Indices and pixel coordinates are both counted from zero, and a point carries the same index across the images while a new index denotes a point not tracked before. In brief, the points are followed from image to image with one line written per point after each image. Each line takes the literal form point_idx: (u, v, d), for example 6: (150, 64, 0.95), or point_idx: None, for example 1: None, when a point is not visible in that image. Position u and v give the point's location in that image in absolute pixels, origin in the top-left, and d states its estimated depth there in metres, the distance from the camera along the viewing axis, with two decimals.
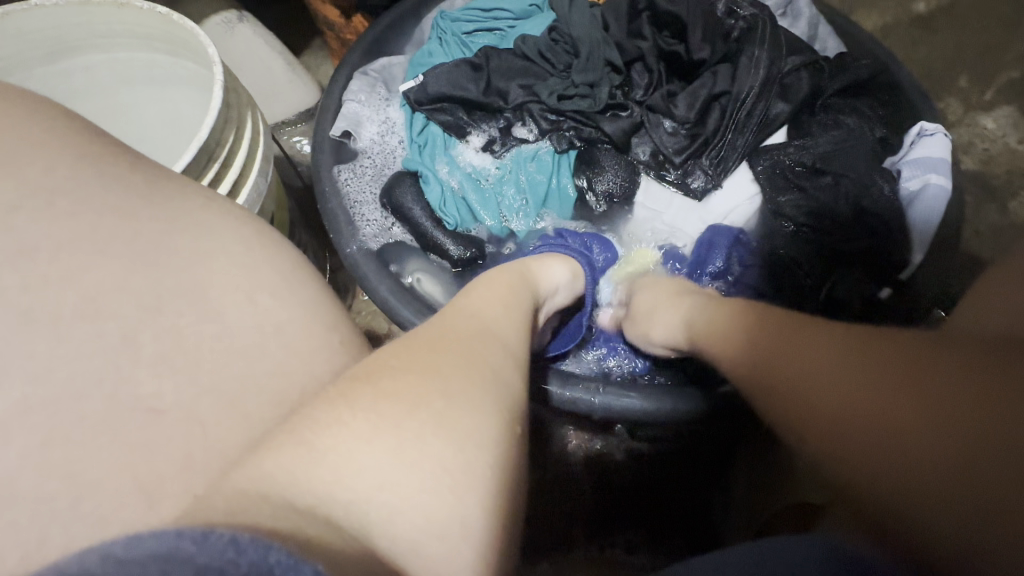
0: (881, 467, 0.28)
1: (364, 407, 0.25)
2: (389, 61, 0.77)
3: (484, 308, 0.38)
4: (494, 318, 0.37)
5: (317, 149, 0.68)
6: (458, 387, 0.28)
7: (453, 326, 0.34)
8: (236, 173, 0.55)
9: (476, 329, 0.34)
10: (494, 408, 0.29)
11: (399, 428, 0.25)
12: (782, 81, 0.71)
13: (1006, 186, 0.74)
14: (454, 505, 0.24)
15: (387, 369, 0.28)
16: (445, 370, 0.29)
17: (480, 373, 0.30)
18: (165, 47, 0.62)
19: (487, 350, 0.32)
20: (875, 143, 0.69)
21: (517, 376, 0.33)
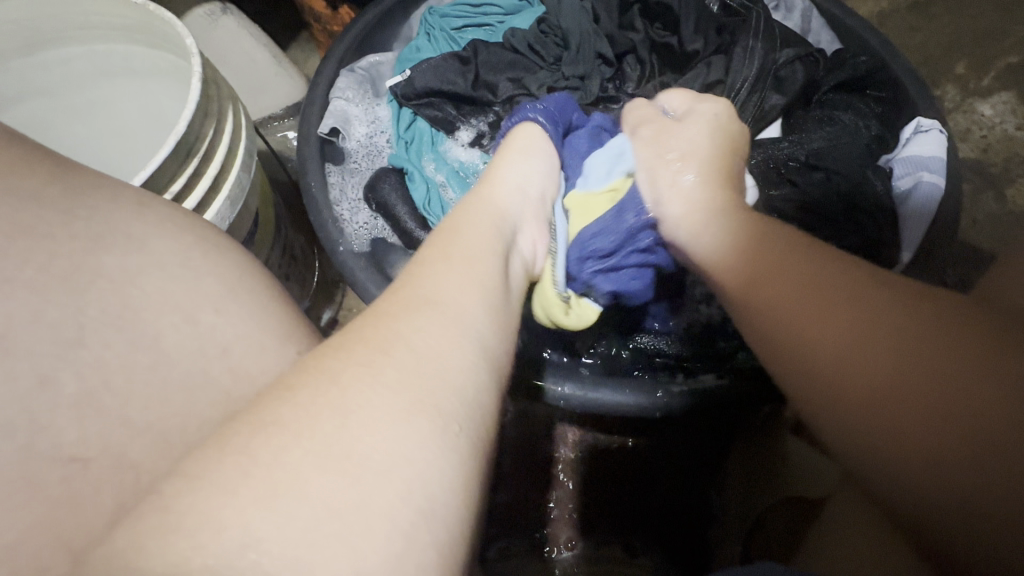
0: (900, 431, 0.30)
1: (282, 431, 0.24)
2: (375, 59, 0.76)
3: (427, 279, 0.33)
4: (441, 287, 0.33)
5: (301, 142, 0.66)
6: (356, 402, 0.25)
7: (381, 314, 0.30)
8: (217, 169, 0.54)
9: (410, 311, 0.30)
10: (422, 413, 0.26)
11: (290, 473, 0.22)
12: (777, 74, 0.70)
13: (1003, 175, 0.73)
14: (370, 527, 0.22)
15: (291, 393, 0.26)
16: (350, 377, 0.26)
17: (393, 368, 0.27)
18: (144, 39, 0.61)
19: (408, 330, 0.29)
20: (870, 140, 0.68)
21: (466, 360, 0.29)
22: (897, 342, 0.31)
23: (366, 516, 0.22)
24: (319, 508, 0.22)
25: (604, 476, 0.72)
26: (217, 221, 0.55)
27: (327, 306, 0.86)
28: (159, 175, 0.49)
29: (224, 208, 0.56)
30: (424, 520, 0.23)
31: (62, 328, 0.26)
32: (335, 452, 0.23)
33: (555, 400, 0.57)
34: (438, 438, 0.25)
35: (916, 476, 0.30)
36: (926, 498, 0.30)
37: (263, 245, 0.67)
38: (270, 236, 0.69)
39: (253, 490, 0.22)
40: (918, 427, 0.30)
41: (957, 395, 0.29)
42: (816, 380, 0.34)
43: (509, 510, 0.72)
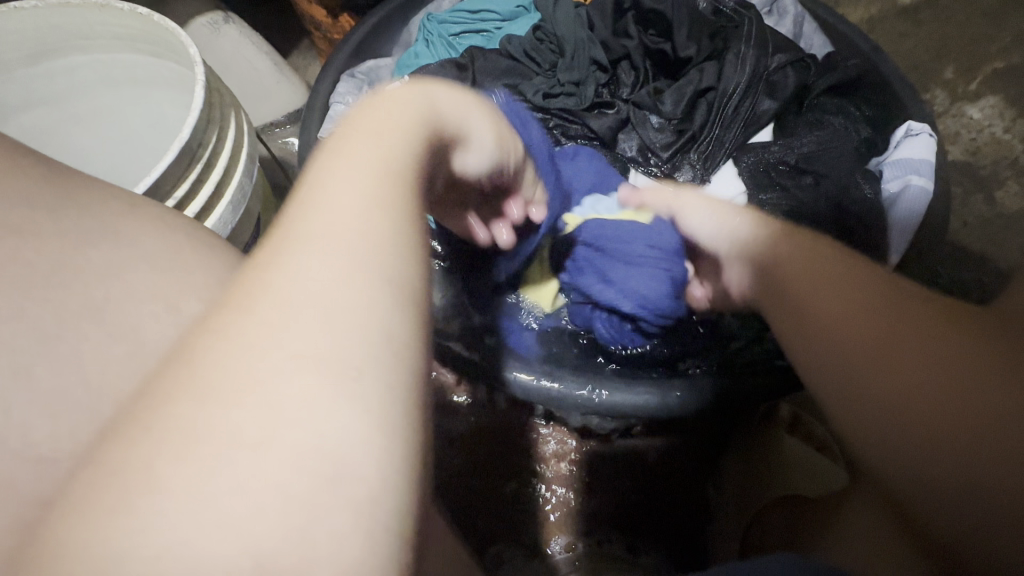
0: (913, 428, 0.29)
1: (175, 438, 0.18)
2: (375, 64, 0.78)
3: (322, 196, 0.24)
4: (335, 200, 0.24)
5: (302, 148, 0.68)
6: (240, 377, 0.19)
7: (265, 260, 0.23)
8: (219, 175, 0.55)
9: (306, 239, 0.23)
10: (332, 373, 0.20)
11: (197, 479, 0.18)
12: (769, 79, 0.71)
13: (991, 178, 0.74)
14: (314, 505, 0.18)
15: (184, 380, 0.19)
16: (237, 329, 0.20)
17: (270, 327, 0.20)
18: (148, 48, 0.62)
19: (300, 270, 0.22)
20: (859, 142, 0.69)
21: (373, 290, 0.22)
22: (890, 326, 0.31)
23: (306, 502, 0.18)
24: (246, 503, 0.18)
25: (606, 474, 0.73)
26: (219, 225, 0.56)
27: None
28: (163, 182, 0.50)
29: (226, 212, 0.57)
30: (371, 477, 0.19)
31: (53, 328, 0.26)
32: (245, 437, 0.18)
33: (547, 399, 0.58)
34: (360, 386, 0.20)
35: (895, 437, 0.29)
36: (912, 469, 0.29)
37: None
38: None
39: (161, 501, 0.17)
40: (909, 395, 0.29)
41: (973, 385, 0.27)
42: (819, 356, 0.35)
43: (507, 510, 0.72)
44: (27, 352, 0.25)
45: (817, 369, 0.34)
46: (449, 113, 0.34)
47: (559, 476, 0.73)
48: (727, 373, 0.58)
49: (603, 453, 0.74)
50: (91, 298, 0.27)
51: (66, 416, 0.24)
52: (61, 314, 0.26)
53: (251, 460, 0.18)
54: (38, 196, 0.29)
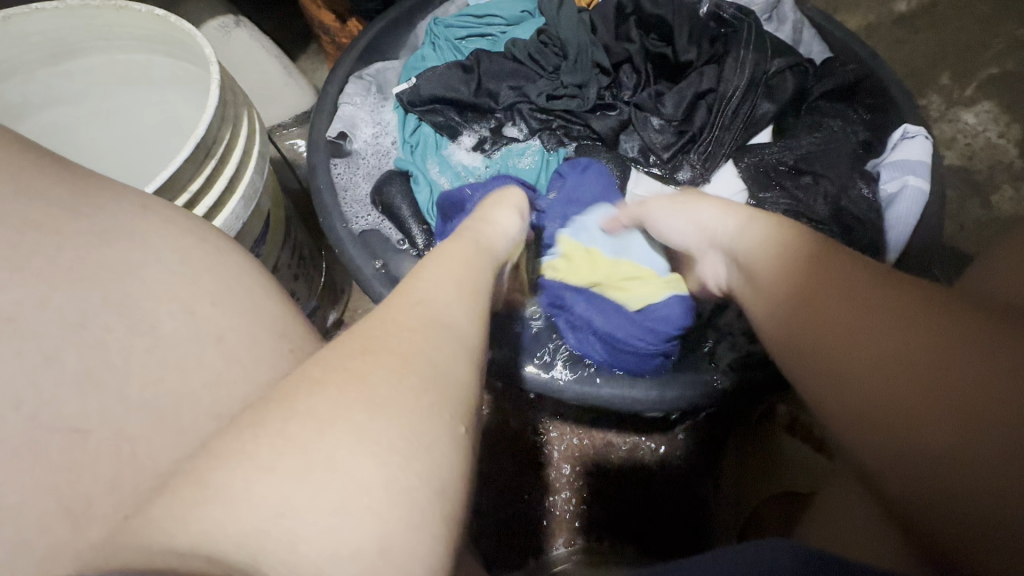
0: (898, 409, 0.30)
1: (288, 427, 0.23)
2: (383, 66, 0.79)
3: (425, 295, 0.31)
4: (437, 303, 0.31)
5: (311, 147, 0.70)
6: (357, 416, 0.24)
7: (388, 327, 0.28)
8: (233, 170, 0.57)
9: (419, 325, 0.29)
10: (434, 405, 0.26)
11: (322, 454, 0.23)
12: (768, 83, 0.73)
13: (987, 181, 0.75)
14: (395, 498, 0.23)
15: (314, 381, 0.25)
16: (374, 381, 0.25)
17: (388, 382, 0.25)
18: (164, 49, 0.64)
19: (412, 347, 0.27)
20: (857, 144, 0.71)
21: (460, 364, 0.28)
22: (910, 322, 0.31)
23: (382, 496, 0.23)
24: (344, 486, 0.22)
25: (606, 475, 0.73)
26: (231, 219, 0.58)
27: (332, 308, 0.89)
28: (179, 176, 0.51)
29: (239, 206, 0.58)
30: (426, 484, 0.24)
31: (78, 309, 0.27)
32: (364, 434, 0.23)
33: (548, 391, 0.59)
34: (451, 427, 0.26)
35: (854, 417, 0.32)
36: (869, 443, 0.31)
37: (273, 245, 0.70)
38: (280, 238, 0.72)
39: (292, 466, 0.22)
40: (899, 392, 0.30)
41: (889, 367, 0.31)
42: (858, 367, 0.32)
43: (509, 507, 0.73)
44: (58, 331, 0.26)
45: (821, 369, 0.34)
46: (502, 238, 0.44)
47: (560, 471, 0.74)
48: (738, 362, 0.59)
49: (604, 453, 0.74)
50: (116, 278, 0.28)
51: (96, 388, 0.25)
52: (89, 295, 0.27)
53: (359, 448, 0.23)
54: (62, 190, 0.30)
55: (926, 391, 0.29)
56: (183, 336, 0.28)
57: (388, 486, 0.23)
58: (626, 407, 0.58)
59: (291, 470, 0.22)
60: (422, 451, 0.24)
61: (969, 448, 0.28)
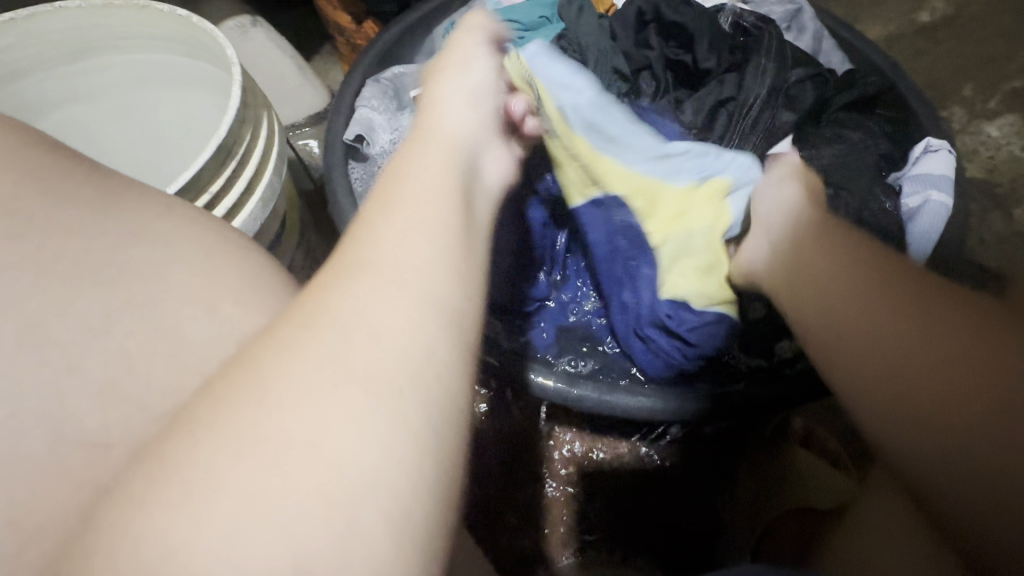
0: (913, 416, 0.34)
1: (215, 440, 0.21)
2: (400, 70, 0.79)
3: (367, 233, 0.28)
4: (384, 242, 0.27)
5: (329, 148, 0.70)
6: (291, 383, 0.22)
7: (313, 290, 0.26)
8: (253, 171, 0.57)
9: (343, 277, 0.26)
10: (355, 389, 0.22)
11: (223, 471, 0.20)
12: (788, 92, 0.72)
13: (1010, 195, 0.74)
14: (333, 513, 0.20)
15: (225, 380, 0.23)
16: (273, 365, 0.23)
17: (319, 347, 0.23)
18: (184, 50, 0.64)
19: (346, 303, 0.25)
20: (879, 157, 0.70)
21: (405, 309, 0.25)
22: (932, 337, 0.35)
23: (315, 515, 0.20)
24: (272, 499, 0.20)
25: (607, 485, 0.73)
26: (250, 221, 0.57)
27: None
28: (202, 175, 0.51)
29: (256, 210, 0.58)
30: (372, 491, 0.21)
31: (94, 312, 0.26)
32: (268, 447, 0.21)
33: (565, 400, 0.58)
34: (384, 406, 0.22)
35: (874, 411, 0.37)
36: (887, 438, 0.36)
37: (288, 246, 0.70)
38: (295, 238, 0.72)
39: (200, 488, 0.20)
40: (917, 402, 0.34)
41: (911, 373, 0.35)
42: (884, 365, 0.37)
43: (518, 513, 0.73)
44: (81, 331, 0.25)
45: (843, 369, 0.39)
46: (462, 139, 0.40)
47: (562, 481, 0.73)
48: (766, 380, 0.58)
49: (607, 463, 0.74)
50: (140, 278, 0.28)
51: (120, 391, 0.25)
52: (119, 296, 0.27)
53: (262, 457, 0.21)
54: (85, 188, 0.30)
55: (960, 424, 0.33)
56: (206, 337, 0.28)
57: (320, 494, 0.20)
58: (645, 417, 0.58)
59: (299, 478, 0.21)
60: (342, 446, 0.21)
61: (973, 451, 0.32)
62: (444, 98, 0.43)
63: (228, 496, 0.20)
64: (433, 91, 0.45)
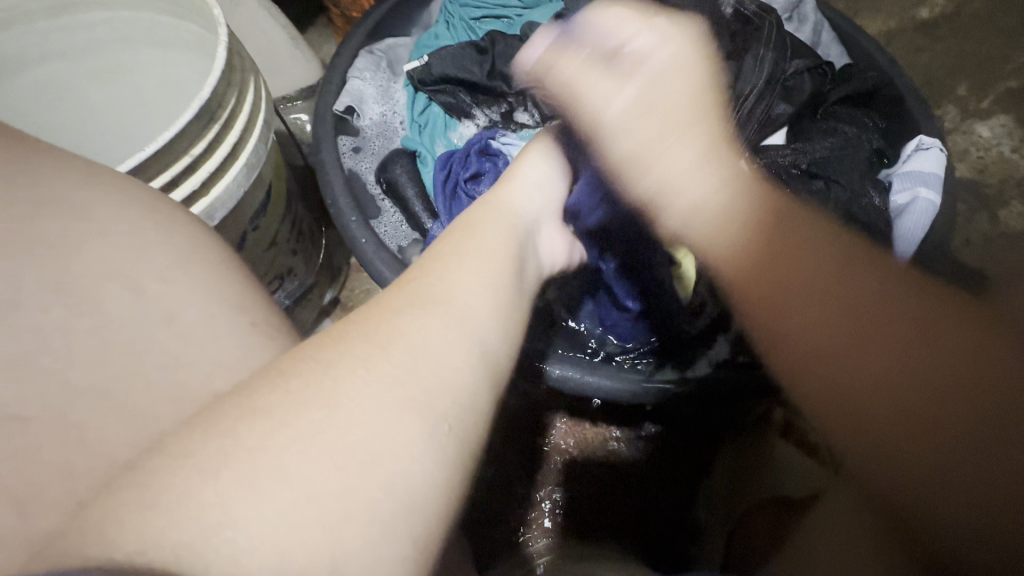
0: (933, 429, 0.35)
1: (240, 430, 0.21)
2: (394, 42, 0.78)
3: (435, 274, 0.31)
4: (451, 283, 0.31)
5: (318, 121, 0.68)
6: (355, 392, 0.24)
7: (382, 308, 0.28)
8: (237, 136, 0.55)
9: (407, 308, 0.29)
10: (404, 402, 0.24)
11: (271, 456, 0.21)
12: (785, 83, 0.72)
13: (998, 196, 0.75)
14: (351, 513, 0.21)
15: (286, 375, 0.24)
16: (345, 367, 0.24)
17: (394, 364, 0.25)
18: (170, 8, 0.62)
19: (408, 327, 0.27)
20: (872, 153, 0.70)
21: (460, 348, 0.28)
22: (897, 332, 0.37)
23: (347, 517, 0.21)
24: (299, 492, 0.21)
25: (584, 472, 0.74)
26: (231, 187, 0.56)
27: (329, 286, 0.89)
28: (179, 138, 0.50)
29: (240, 175, 0.57)
30: (403, 516, 0.22)
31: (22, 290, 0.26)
32: (326, 439, 0.22)
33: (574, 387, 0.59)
34: (432, 432, 0.24)
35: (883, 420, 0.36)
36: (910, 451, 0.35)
37: (273, 218, 0.68)
38: (280, 211, 0.70)
39: (240, 470, 0.20)
40: (935, 417, 0.35)
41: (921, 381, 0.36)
42: (825, 358, 0.38)
43: (501, 494, 0.73)
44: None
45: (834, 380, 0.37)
46: (525, 205, 0.44)
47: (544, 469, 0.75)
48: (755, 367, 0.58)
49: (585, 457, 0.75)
50: (106, 244, 0.28)
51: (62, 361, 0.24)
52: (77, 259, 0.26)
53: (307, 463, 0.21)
54: None
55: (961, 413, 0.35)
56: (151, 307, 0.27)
57: (341, 497, 0.21)
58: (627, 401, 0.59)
59: (285, 416, 0.22)
60: (384, 468, 0.22)
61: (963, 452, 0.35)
62: (527, 169, 0.48)
63: (268, 485, 0.20)
64: (517, 163, 0.48)
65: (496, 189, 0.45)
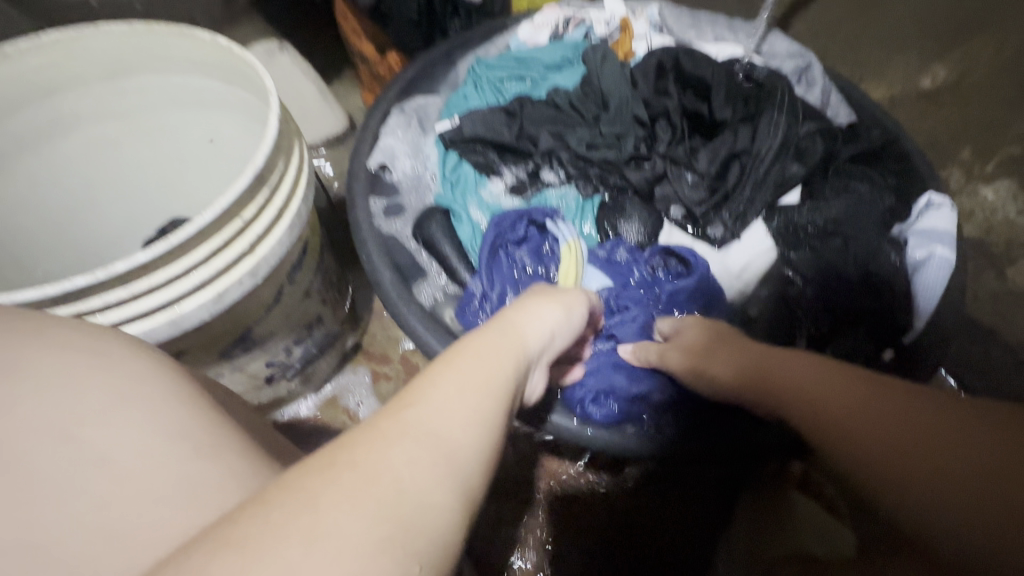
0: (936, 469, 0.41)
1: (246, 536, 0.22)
2: (424, 101, 0.82)
3: (431, 398, 0.30)
4: (445, 411, 0.29)
5: (352, 177, 0.72)
6: (335, 525, 0.22)
7: (374, 430, 0.27)
8: (282, 200, 0.58)
9: (400, 434, 0.27)
10: (383, 544, 0.22)
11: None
12: (798, 146, 0.75)
13: (1004, 255, 0.77)
14: None
15: (269, 503, 0.23)
16: (328, 496, 0.23)
17: (380, 498, 0.23)
18: (220, 75, 0.66)
19: (400, 457, 0.26)
20: (884, 213, 0.72)
21: (447, 488, 0.26)
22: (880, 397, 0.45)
23: None
24: None
25: (589, 508, 0.76)
26: (275, 247, 0.58)
27: (353, 332, 0.91)
28: (235, 204, 0.53)
29: (283, 235, 0.59)
30: None
31: None
32: None
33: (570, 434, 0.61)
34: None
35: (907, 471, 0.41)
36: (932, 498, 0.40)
37: (307, 272, 0.71)
38: (314, 264, 0.73)
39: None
40: None
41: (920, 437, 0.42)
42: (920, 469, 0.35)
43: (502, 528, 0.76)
44: None
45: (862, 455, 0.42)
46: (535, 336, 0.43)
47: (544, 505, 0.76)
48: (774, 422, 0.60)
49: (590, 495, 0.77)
50: None
51: None
52: None
53: None
54: None
55: None
56: None
57: None
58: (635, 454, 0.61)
59: (266, 547, 0.21)
60: None
61: None
62: (538, 308, 0.46)
63: None
64: (536, 300, 0.47)
65: (509, 313, 0.44)
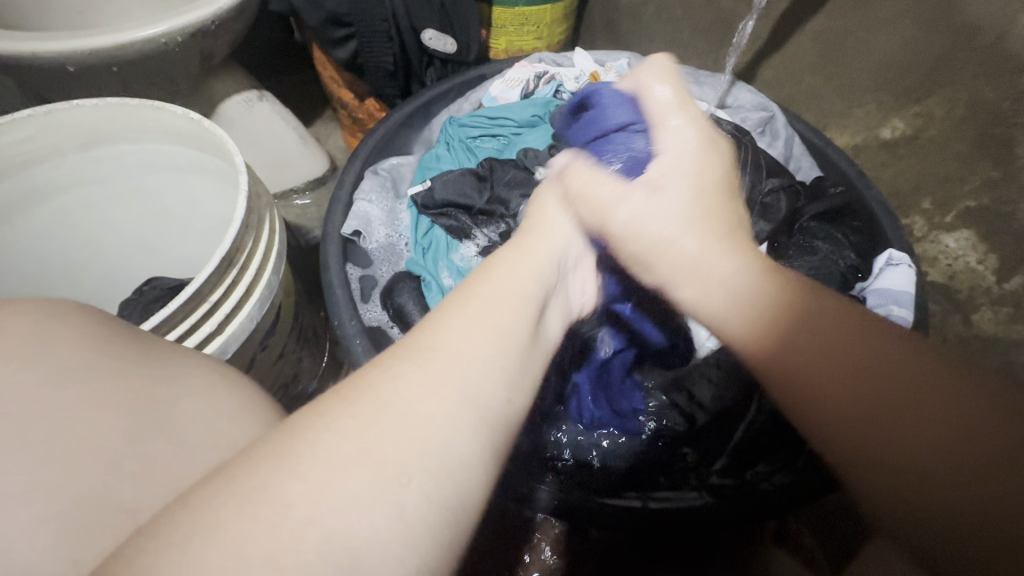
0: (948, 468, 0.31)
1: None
2: (397, 162, 0.84)
3: (392, 381, 0.30)
4: (397, 399, 0.29)
5: (325, 242, 0.72)
6: (219, 540, 0.22)
7: (305, 428, 0.27)
8: (252, 276, 0.59)
9: (329, 433, 0.27)
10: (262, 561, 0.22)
11: None
12: (764, 202, 0.79)
13: (968, 302, 0.78)
14: None
15: (165, 525, 0.23)
16: (225, 515, 0.23)
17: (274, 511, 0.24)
18: (194, 146, 0.67)
19: (322, 451, 0.26)
20: (846, 269, 0.75)
21: (355, 496, 0.25)
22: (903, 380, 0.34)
23: None
24: None
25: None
26: (246, 322, 0.59)
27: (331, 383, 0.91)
28: (204, 286, 0.54)
29: (255, 308, 0.60)
30: None
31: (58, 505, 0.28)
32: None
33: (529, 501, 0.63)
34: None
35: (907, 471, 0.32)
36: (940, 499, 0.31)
37: (281, 334, 0.71)
38: (289, 324, 0.73)
39: None
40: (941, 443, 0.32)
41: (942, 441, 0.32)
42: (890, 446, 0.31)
43: None
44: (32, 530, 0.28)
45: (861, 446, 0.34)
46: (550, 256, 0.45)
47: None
48: (744, 494, 0.62)
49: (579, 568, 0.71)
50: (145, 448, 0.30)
51: None
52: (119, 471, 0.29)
53: None
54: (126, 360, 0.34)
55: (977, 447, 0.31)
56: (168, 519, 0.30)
57: None
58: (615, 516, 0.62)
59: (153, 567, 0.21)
60: None
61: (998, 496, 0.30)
62: (548, 223, 0.49)
63: None
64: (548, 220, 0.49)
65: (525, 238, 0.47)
